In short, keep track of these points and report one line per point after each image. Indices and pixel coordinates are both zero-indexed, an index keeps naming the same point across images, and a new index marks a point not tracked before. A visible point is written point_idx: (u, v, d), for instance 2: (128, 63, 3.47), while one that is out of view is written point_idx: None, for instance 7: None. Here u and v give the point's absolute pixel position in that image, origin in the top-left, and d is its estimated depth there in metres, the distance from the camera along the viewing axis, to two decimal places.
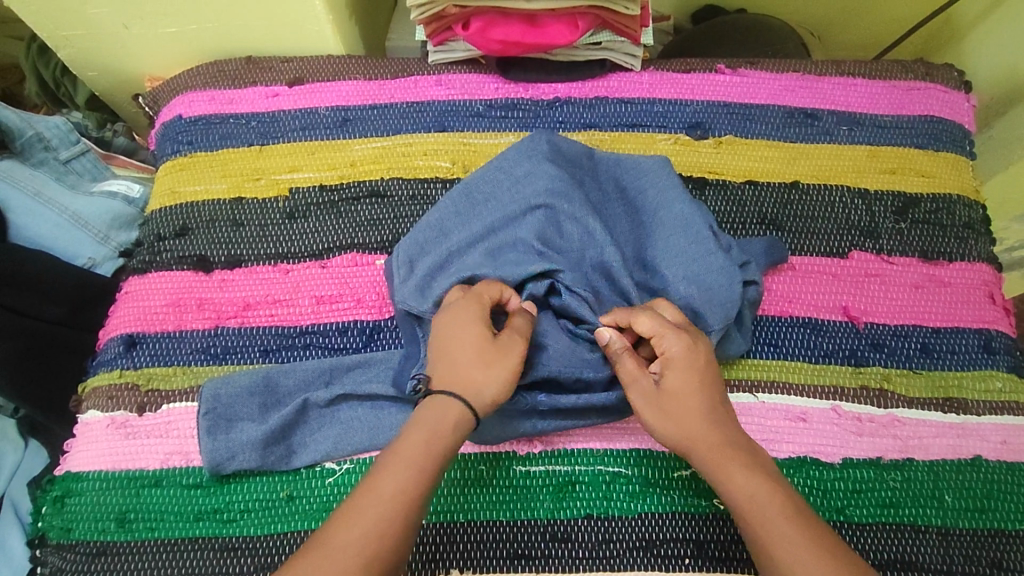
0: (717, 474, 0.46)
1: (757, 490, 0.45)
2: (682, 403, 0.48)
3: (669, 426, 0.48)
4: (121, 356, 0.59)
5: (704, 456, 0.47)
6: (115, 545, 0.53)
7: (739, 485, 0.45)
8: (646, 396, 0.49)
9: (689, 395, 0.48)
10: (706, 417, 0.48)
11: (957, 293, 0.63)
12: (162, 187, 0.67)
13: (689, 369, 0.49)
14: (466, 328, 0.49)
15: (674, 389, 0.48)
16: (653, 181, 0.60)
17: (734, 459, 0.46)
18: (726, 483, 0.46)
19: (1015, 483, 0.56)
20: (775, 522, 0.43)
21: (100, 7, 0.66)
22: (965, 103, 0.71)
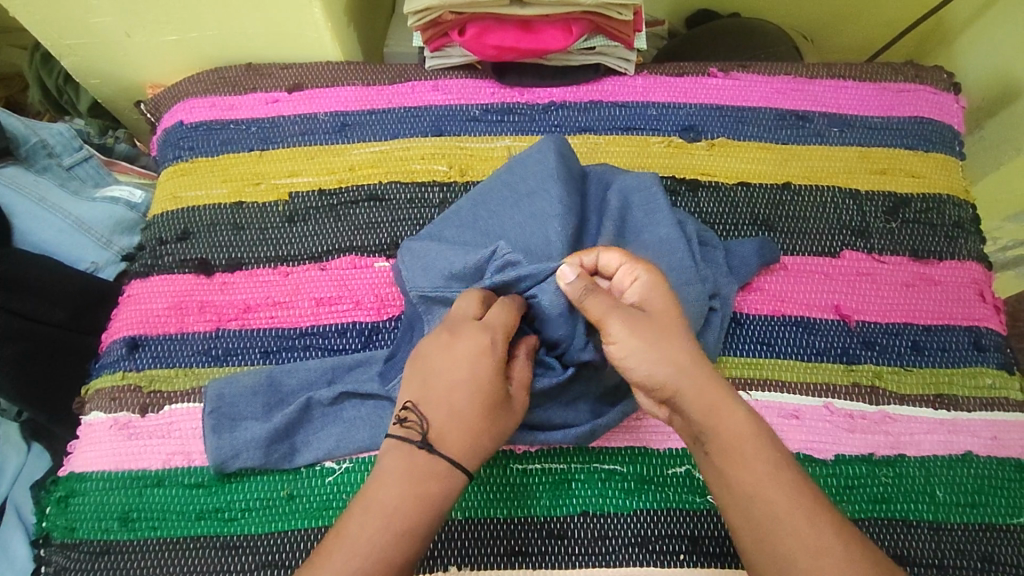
0: (712, 409, 0.43)
1: (746, 427, 0.43)
2: (668, 332, 0.45)
3: (656, 356, 0.44)
4: (123, 358, 0.60)
5: (696, 388, 0.43)
6: (118, 544, 0.54)
7: (730, 422, 0.43)
8: (632, 322, 0.44)
9: (674, 325, 0.45)
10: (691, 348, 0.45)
11: (947, 291, 0.63)
12: (163, 193, 0.68)
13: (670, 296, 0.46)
14: (484, 381, 0.45)
15: (660, 316, 0.45)
16: (643, 202, 0.60)
17: (723, 395, 0.44)
18: (721, 419, 0.43)
19: (1006, 479, 0.57)
20: (762, 460, 0.42)
21: (104, 16, 0.67)
22: (955, 104, 0.72)
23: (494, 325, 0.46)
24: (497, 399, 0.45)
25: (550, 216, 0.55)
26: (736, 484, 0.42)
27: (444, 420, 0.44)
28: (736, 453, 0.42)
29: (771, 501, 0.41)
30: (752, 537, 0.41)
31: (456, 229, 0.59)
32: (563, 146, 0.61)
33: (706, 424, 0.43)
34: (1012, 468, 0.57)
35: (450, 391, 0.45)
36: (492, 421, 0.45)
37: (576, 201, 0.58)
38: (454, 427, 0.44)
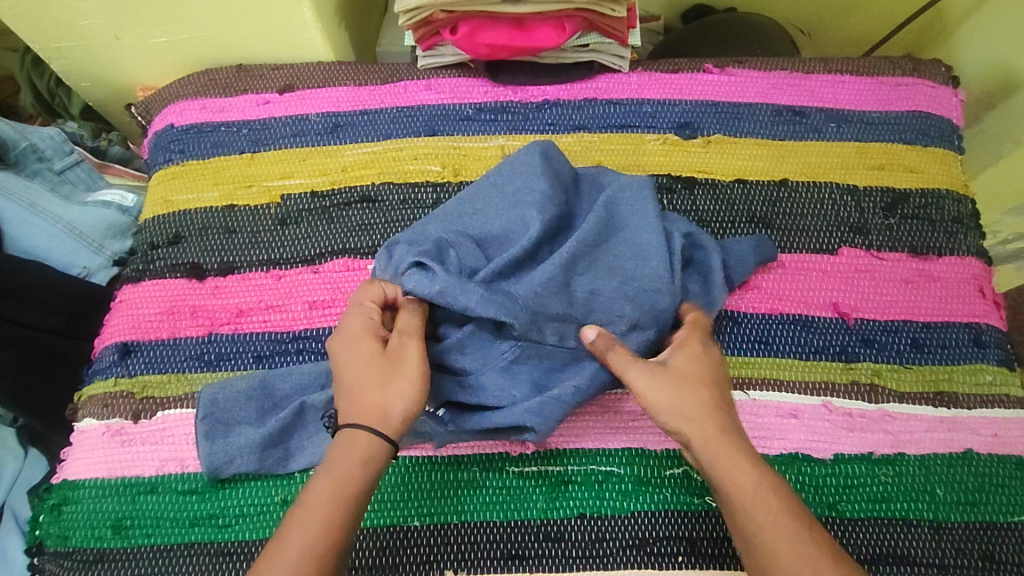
0: (719, 462, 0.45)
1: (756, 481, 0.44)
2: (686, 388, 0.47)
3: (670, 407, 0.47)
4: (116, 364, 0.60)
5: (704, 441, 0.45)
6: (112, 552, 0.54)
7: (739, 473, 0.44)
8: (648, 374, 0.48)
9: (697, 381, 0.48)
10: (705, 406, 0.47)
11: (947, 287, 0.63)
12: (154, 196, 0.68)
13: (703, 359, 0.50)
14: (357, 345, 0.48)
15: (684, 372, 0.48)
16: (632, 202, 0.57)
17: (731, 450, 0.45)
18: (726, 472, 0.44)
19: (1007, 476, 0.56)
20: (769, 512, 0.43)
21: (92, 19, 0.67)
22: (953, 98, 0.71)
23: (350, 302, 0.51)
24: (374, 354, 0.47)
25: (532, 223, 0.54)
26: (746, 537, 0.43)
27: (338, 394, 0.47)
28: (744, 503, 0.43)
29: (775, 552, 0.41)
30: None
31: (440, 226, 0.56)
32: (554, 150, 0.59)
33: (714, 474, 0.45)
34: (1013, 465, 0.57)
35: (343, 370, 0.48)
36: (374, 374, 0.47)
37: (563, 208, 0.57)
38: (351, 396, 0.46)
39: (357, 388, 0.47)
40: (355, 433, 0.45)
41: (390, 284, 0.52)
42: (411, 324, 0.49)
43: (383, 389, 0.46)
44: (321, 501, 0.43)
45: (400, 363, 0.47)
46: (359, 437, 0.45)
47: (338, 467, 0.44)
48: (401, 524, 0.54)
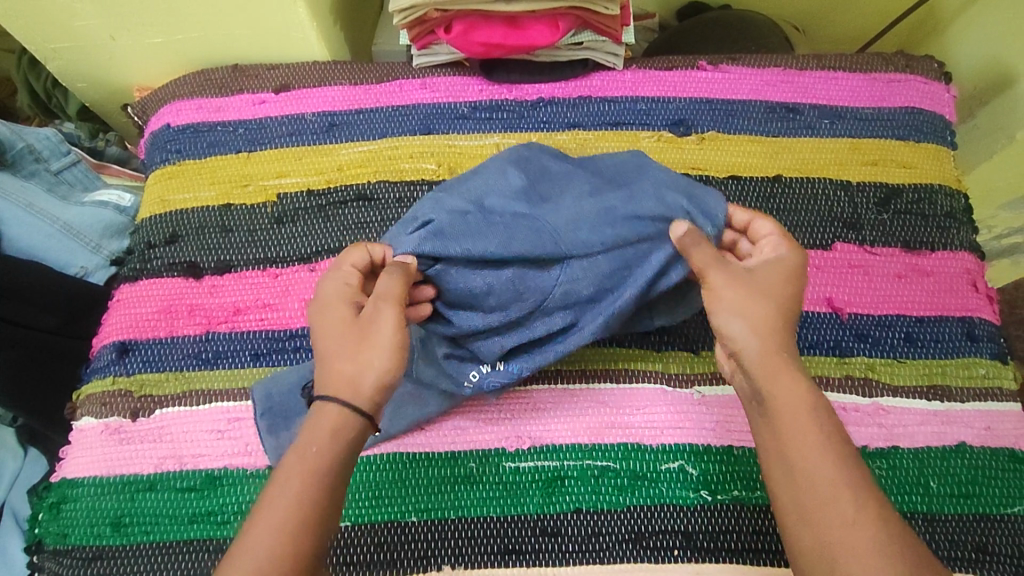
0: (774, 372, 0.43)
1: (809, 398, 0.42)
2: (763, 297, 0.46)
3: (744, 311, 0.45)
4: (114, 363, 0.60)
5: (768, 349, 0.44)
6: (111, 550, 0.54)
7: (794, 388, 0.43)
8: (731, 277, 0.46)
9: (779, 295, 0.46)
10: (778, 319, 0.45)
11: (939, 282, 0.63)
12: (151, 196, 0.68)
13: (790, 275, 0.48)
14: (331, 312, 0.47)
15: (766, 282, 0.47)
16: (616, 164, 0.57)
17: (788, 367, 0.43)
18: (776, 389, 0.43)
19: (1001, 469, 0.57)
20: (819, 429, 0.41)
21: (87, 19, 0.67)
22: (946, 94, 0.71)
23: (331, 269, 0.50)
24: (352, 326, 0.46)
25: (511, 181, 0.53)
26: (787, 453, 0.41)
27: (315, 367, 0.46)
28: (791, 417, 0.42)
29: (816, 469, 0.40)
30: (784, 489, 0.41)
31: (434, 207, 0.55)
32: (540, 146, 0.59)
33: (763, 382, 0.43)
34: (1006, 458, 0.57)
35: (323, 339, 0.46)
36: (345, 343, 0.45)
37: (541, 170, 0.55)
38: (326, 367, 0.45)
39: (327, 359, 0.45)
40: (326, 406, 0.44)
41: (375, 247, 0.51)
42: (389, 287, 0.46)
43: (353, 358, 0.45)
44: (290, 473, 0.41)
45: (370, 329, 0.45)
46: (328, 409, 0.43)
47: (309, 441, 0.42)
48: (398, 520, 0.54)
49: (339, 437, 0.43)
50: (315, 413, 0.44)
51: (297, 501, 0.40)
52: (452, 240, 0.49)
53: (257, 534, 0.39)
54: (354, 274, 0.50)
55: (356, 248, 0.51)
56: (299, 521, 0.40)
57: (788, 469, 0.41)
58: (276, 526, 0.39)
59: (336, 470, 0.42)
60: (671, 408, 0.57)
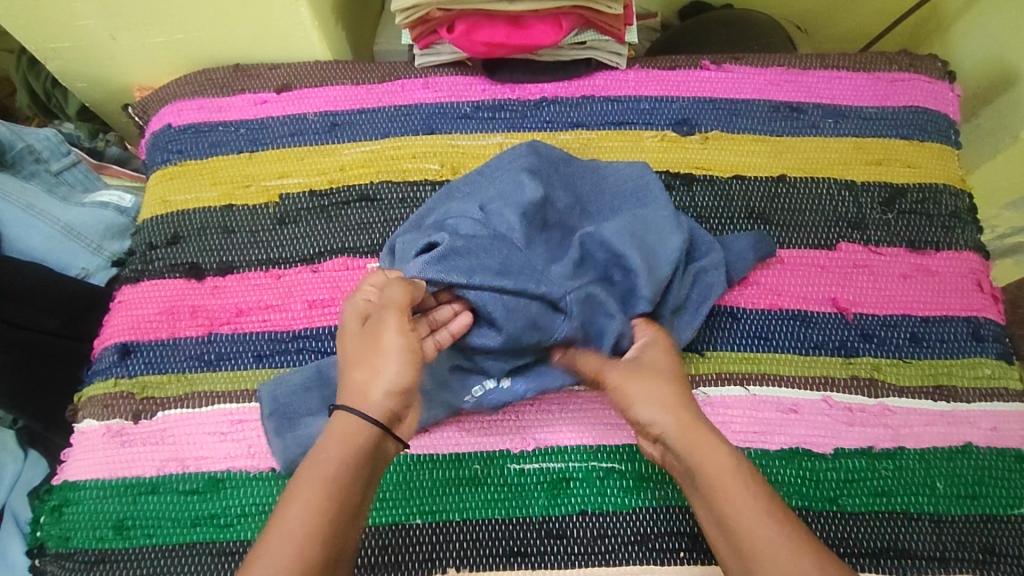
0: (694, 442, 0.44)
1: (727, 462, 0.43)
2: (658, 378, 0.48)
3: (648, 392, 0.47)
4: (115, 364, 0.60)
5: (683, 420, 0.45)
6: (113, 553, 0.54)
7: (713, 455, 0.43)
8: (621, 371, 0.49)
9: (666, 371, 0.49)
10: (676, 392, 0.47)
11: (944, 281, 0.63)
12: (153, 197, 0.68)
13: (666, 352, 0.52)
14: (346, 329, 0.49)
15: (651, 366, 0.50)
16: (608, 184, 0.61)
17: (704, 433, 0.45)
18: (700, 461, 0.43)
19: (1007, 469, 0.56)
20: (745, 492, 0.42)
21: (87, 19, 0.66)
22: (950, 93, 0.71)
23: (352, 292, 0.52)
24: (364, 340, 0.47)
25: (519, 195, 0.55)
26: (724, 527, 0.41)
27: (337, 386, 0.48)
28: (726, 480, 0.42)
29: (753, 534, 0.40)
30: (742, 570, 0.40)
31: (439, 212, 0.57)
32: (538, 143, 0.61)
33: (689, 457, 0.44)
34: (1013, 459, 0.57)
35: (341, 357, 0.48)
36: (359, 356, 0.47)
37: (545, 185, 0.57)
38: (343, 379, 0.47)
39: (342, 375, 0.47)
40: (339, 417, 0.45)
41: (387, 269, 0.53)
42: (393, 297, 0.48)
43: (364, 369, 0.46)
44: (308, 475, 0.42)
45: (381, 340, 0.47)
46: (341, 418, 0.44)
47: (321, 450, 0.43)
48: (402, 523, 0.54)
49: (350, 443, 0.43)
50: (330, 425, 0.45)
51: (310, 506, 0.40)
52: (468, 266, 0.50)
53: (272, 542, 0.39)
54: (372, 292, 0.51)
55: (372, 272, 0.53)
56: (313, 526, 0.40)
57: (734, 547, 0.41)
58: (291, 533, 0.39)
59: (347, 475, 0.42)
60: None
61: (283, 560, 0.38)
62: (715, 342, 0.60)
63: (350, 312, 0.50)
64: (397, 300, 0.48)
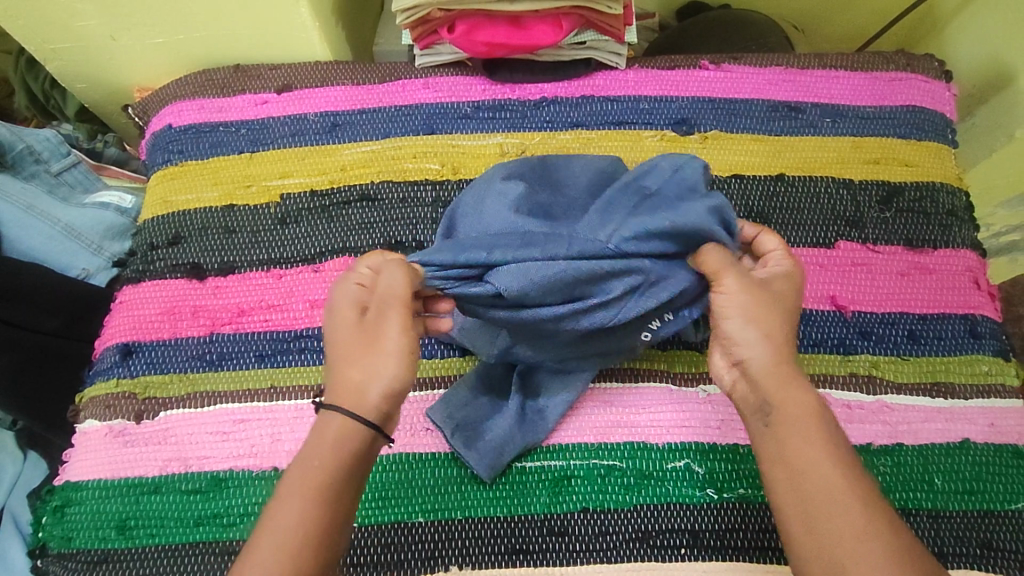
0: (784, 381, 0.43)
1: (811, 410, 0.42)
2: (771, 312, 0.45)
3: (757, 319, 0.44)
4: (117, 365, 0.60)
5: (779, 355, 0.44)
6: (116, 552, 0.54)
7: (799, 398, 0.42)
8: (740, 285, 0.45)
9: (784, 309, 0.46)
10: (785, 333, 0.45)
11: (942, 279, 0.64)
12: (153, 197, 0.68)
13: (793, 290, 0.47)
14: (339, 317, 0.46)
15: (774, 295, 0.46)
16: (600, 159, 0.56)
17: (793, 378, 0.43)
18: (782, 399, 0.42)
19: (1004, 465, 0.57)
20: (825, 440, 0.41)
21: (89, 20, 0.67)
22: (946, 92, 0.71)
23: (348, 272, 0.48)
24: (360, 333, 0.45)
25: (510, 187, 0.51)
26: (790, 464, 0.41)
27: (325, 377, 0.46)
28: (801, 424, 0.42)
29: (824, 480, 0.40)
30: (793, 505, 0.40)
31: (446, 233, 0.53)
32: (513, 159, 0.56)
33: (773, 394, 0.43)
34: (1010, 454, 0.57)
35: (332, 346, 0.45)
36: (355, 353, 0.44)
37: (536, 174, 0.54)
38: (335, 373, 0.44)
39: (334, 370, 0.44)
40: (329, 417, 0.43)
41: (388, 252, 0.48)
42: (393, 288, 0.45)
43: (361, 370, 0.44)
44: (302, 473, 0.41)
45: (382, 338, 0.44)
46: (333, 419, 0.43)
47: (310, 455, 0.42)
48: (405, 521, 0.54)
49: (337, 449, 0.42)
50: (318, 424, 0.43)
51: (299, 517, 0.40)
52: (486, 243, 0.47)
53: (260, 553, 0.39)
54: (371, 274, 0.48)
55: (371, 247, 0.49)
56: (304, 538, 0.40)
57: (794, 484, 0.40)
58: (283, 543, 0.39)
59: (335, 485, 0.42)
60: (676, 407, 0.58)
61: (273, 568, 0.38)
62: None
63: (344, 296, 0.46)
64: (398, 292, 0.45)
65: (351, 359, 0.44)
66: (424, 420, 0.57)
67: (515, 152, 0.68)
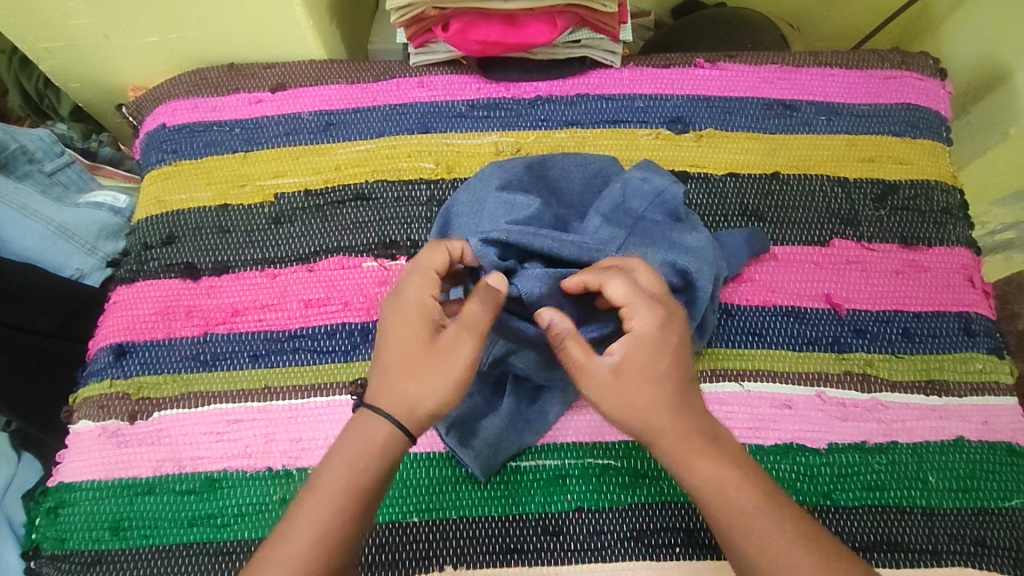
0: (680, 463, 0.44)
1: (717, 469, 0.44)
2: (645, 389, 0.44)
3: (631, 412, 0.44)
4: (111, 365, 0.60)
5: (667, 439, 0.44)
6: (110, 553, 0.54)
7: (703, 465, 0.44)
8: (601, 379, 0.45)
9: (655, 381, 0.45)
10: (666, 399, 0.45)
11: (937, 277, 0.64)
12: (147, 197, 0.67)
13: (654, 352, 0.45)
14: (408, 324, 0.46)
15: (632, 376, 0.45)
16: (581, 161, 0.61)
17: (694, 444, 0.44)
18: (691, 469, 0.44)
19: (998, 463, 0.57)
20: (742, 491, 0.43)
21: (81, 18, 0.66)
22: (941, 90, 0.71)
23: (413, 273, 0.49)
24: (426, 346, 0.45)
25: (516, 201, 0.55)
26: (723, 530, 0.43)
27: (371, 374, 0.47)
28: (715, 500, 0.43)
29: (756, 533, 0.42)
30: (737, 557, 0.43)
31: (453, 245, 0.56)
32: (501, 161, 0.60)
33: (679, 472, 0.44)
34: (1004, 452, 0.58)
35: (393, 348, 0.46)
36: (413, 360, 0.45)
37: (532, 187, 0.58)
38: (393, 376, 0.45)
39: (389, 372, 0.45)
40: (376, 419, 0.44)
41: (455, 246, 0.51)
42: (475, 317, 0.45)
43: (418, 380, 0.44)
44: (349, 466, 0.43)
45: (444, 351, 0.45)
46: (380, 423, 0.44)
47: (355, 456, 0.43)
48: (399, 521, 0.54)
49: (381, 454, 0.43)
50: (364, 422, 0.44)
51: (338, 515, 0.42)
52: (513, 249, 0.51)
53: (295, 543, 0.41)
54: (435, 282, 0.49)
55: (436, 249, 0.50)
56: (338, 538, 0.41)
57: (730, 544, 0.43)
58: (319, 539, 0.41)
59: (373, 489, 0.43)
60: None
61: (304, 558, 0.40)
62: (713, 339, 0.60)
63: (420, 302, 0.47)
64: (480, 322, 0.45)
65: (413, 371, 0.44)
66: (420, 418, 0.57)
67: (511, 151, 0.68)
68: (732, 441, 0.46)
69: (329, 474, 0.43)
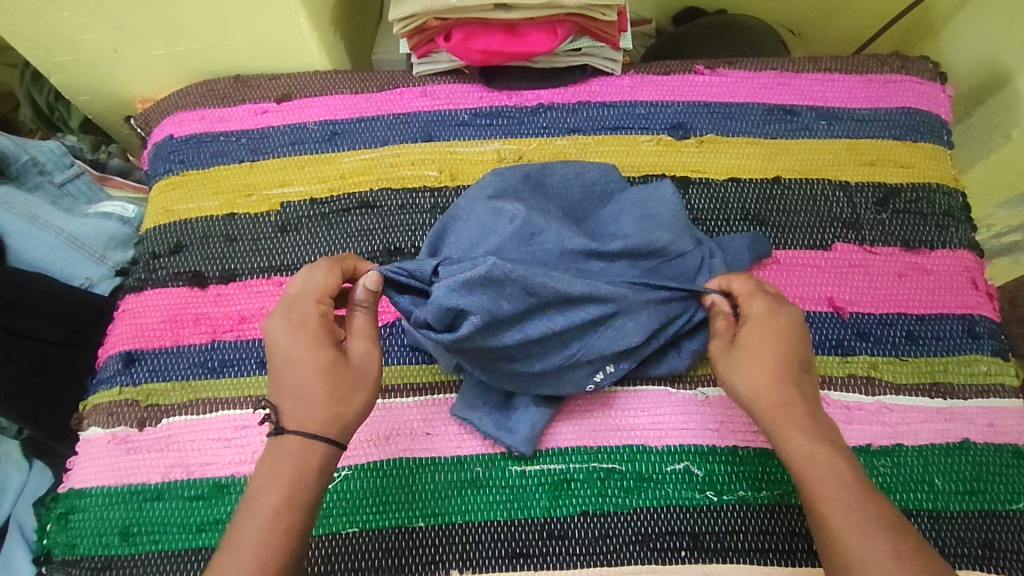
0: (778, 427, 0.46)
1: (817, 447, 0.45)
2: (760, 360, 0.48)
3: (738, 377, 0.48)
4: (120, 373, 0.61)
5: (767, 408, 0.47)
6: (119, 559, 0.54)
7: (804, 443, 0.45)
8: (724, 349, 0.50)
9: (765, 353, 0.48)
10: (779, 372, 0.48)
11: (940, 280, 0.64)
12: (155, 207, 0.68)
13: (771, 327, 0.49)
14: (311, 349, 0.47)
15: (751, 347, 0.49)
16: (577, 171, 0.61)
17: (795, 415, 0.46)
18: (786, 439, 0.46)
19: (1004, 465, 0.57)
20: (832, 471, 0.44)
21: (91, 33, 0.67)
22: (942, 93, 0.72)
23: (304, 293, 0.49)
24: (331, 363, 0.46)
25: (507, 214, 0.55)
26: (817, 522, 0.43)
27: (280, 396, 0.46)
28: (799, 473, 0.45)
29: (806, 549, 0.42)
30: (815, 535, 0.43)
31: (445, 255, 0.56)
32: (496, 171, 0.60)
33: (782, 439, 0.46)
34: (1010, 454, 0.57)
35: (297, 374, 0.46)
36: (333, 381, 0.46)
37: (526, 195, 0.58)
38: (297, 402, 0.45)
39: (309, 394, 0.45)
40: (304, 441, 0.45)
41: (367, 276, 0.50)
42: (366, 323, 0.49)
43: (341, 396, 0.46)
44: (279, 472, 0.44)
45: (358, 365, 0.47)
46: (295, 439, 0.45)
47: (294, 475, 0.44)
48: (404, 526, 0.54)
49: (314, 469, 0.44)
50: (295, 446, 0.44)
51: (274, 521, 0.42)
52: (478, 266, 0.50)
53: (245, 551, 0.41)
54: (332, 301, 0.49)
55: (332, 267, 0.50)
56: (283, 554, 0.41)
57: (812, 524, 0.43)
58: (261, 563, 0.40)
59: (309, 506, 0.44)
60: (677, 410, 0.58)
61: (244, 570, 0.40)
62: None
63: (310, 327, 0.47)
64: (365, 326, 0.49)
65: (321, 392, 0.46)
66: (425, 424, 0.57)
67: (513, 158, 0.68)
68: (827, 420, 0.48)
69: (269, 499, 0.43)
